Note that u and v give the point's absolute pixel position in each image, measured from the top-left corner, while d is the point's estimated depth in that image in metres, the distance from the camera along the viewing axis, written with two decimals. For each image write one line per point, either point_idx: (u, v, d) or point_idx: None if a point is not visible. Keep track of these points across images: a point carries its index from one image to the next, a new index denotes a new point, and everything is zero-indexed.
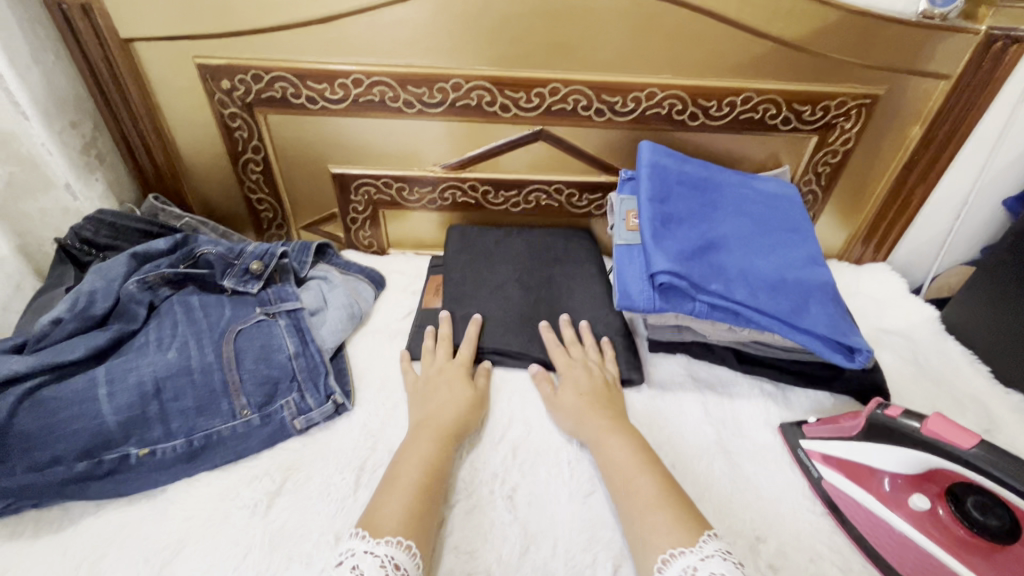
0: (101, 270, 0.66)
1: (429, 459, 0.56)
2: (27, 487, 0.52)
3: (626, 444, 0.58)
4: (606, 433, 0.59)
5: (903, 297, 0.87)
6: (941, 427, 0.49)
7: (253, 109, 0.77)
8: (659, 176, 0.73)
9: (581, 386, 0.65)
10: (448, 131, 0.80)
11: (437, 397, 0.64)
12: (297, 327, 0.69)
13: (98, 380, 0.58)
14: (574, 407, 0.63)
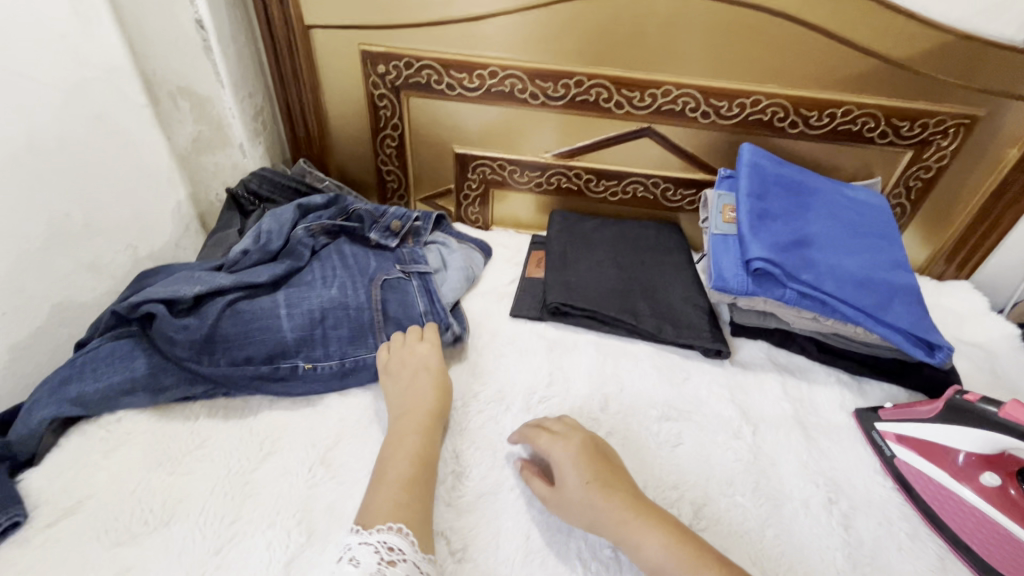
0: (276, 214, 0.80)
1: (416, 462, 0.58)
2: (228, 377, 0.66)
3: (658, 540, 0.51)
4: (637, 528, 0.52)
5: (985, 313, 0.90)
6: (1018, 413, 0.54)
7: (399, 91, 0.89)
8: (758, 175, 0.80)
9: (568, 481, 0.56)
10: (564, 122, 0.90)
11: (415, 390, 0.65)
12: (427, 289, 0.79)
13: (279, 302, 0.71)
14: (573, 503, 0.55)
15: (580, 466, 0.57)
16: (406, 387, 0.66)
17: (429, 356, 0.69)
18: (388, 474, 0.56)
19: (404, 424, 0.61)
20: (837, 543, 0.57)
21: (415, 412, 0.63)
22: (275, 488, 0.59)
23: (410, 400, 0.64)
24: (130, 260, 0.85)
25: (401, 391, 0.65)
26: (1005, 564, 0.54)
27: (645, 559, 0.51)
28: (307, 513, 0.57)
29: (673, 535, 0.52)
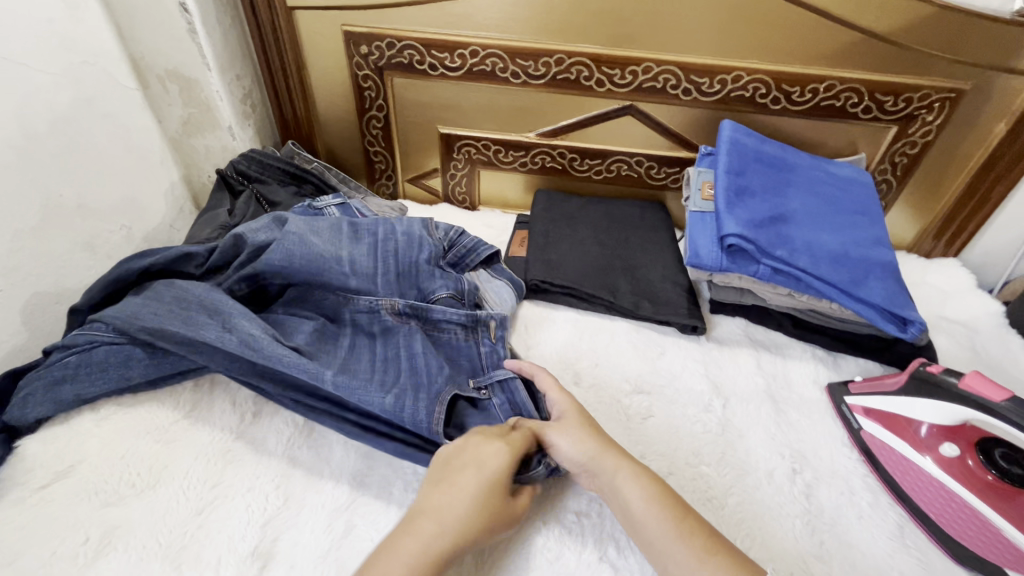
0: (309, 228, 0.71)
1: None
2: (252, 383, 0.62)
3: (645, 482, 0.52)
4: (617, 463, 0.54)
5: (971, 291, 0.89)
6: (979, 383, 0.54)
7: (383, 72, 0.90)
8: (737, 152, 0.80)
9: (568, 413, 0.59)
10: (546, 100, 0.90)
11: (447, 491, 0.50)
12: (512, 404, 0.63)
13: (327, 384, 0.59)
14: (570, 431, 0.57)
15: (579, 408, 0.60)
16: (446, 492, 0.50)
17: (489, 456, 0.53)
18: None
19: (413, 538, 0.47)
20: (798, 510, 0.58)
21: (436, 533, 0.47)
22: (256, 454, 0.62)
23: (430, 506, 0.50)
24: (125, 240, 0.87)
25: (435, 490, 0.51)
26: (962, 532, 0.55)
27: (627, 492, 0.52)
28: (285, 478, 0.59)
29: (659, 484, 0.53)
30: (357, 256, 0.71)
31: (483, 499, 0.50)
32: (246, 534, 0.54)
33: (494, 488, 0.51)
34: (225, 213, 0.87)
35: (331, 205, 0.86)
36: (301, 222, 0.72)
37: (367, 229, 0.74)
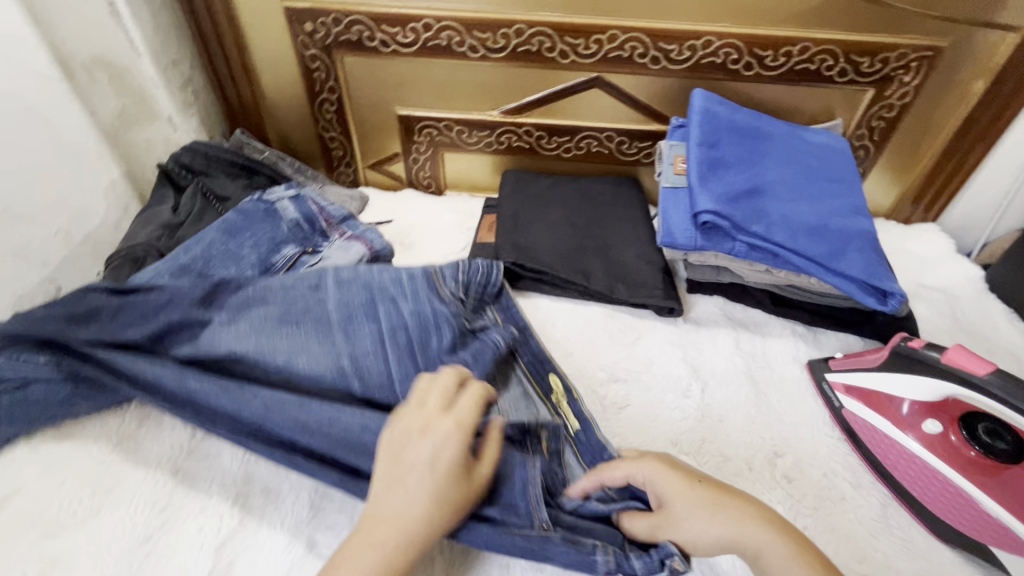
0: (293, 298, 0.60)
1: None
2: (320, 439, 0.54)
3: (803, 562, 0.43)
4: (777, 553, 0.44)
5: (950, 256, 0.87)
6: (960, 357, 0.53)
7: (331, 51, 0.84)
8: (709, 122, 0.76)
9: (677, 500, 0.47)
10: (508, 75, 0.85)
11: (400, 493, 0.45)
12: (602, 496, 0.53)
13: None
14: (696, 527, 0.46)
15: (683, 478, 0.48)
16: (399, 490, 0.45)
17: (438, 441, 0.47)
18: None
19: (376, 547, 0.43)
20: (780, 496, 0.56)
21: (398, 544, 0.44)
22: (210, 471, 0.58)
23: (387, 510, 0.45)
24: (63, 246, 0.81)
25: (389, 488, 0.46)
26: (946, 511, 0.53)
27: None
28: (241, 494, 0.56)
29: (813, 554, 0.44)
30: (349, 329, 0.59)
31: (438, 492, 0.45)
32: (199, 559, 0.51)
33: (452, 475, 0.46)
34: (167, 210, 0.83)
35: (284, 198, 0.79)
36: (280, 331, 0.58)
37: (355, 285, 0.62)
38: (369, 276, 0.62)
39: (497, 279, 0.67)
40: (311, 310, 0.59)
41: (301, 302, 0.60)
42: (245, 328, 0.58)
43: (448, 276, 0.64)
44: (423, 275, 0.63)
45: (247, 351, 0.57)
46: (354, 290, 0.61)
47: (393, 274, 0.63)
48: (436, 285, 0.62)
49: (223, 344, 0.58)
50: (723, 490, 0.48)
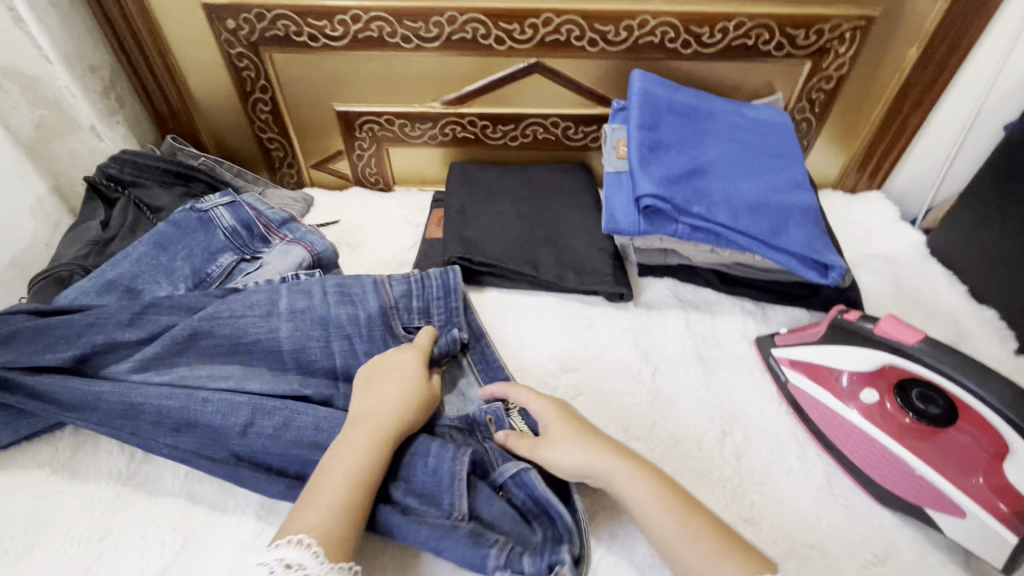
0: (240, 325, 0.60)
1: (368, 471, 0.48)
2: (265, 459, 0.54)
3: (648, 481, 0.49)
4: (626, 474, 0.50)
5: (894, 223, 0.89)
6: (892, 327, 0.54)
7: (258, 49, 0.81)
8: (649, 104, 0.75)
9: (552, 427, 0.54)
10: (446, 65, 0.82)
11: (365, 411, 0.53)
12: (535, 500, 0.53)
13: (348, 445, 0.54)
14: (557, 448, 0.53)
15: (564, 416, 0.55)
16: (377, 392, 0.55)
17: (404, 358, 0.59)
18: (325, 490, 0.46)
19: (357, 428, 0.51)
20: (728, 474, 0.57)
21: (378, 426, 0.52)
22: (150, 498, 0.56)
23: (367, 406, 0.54)
24: None
25: (370, 393, 0.55)
26: (886, 477, 0.55)
27: (632, 498, 0.49)
28: (184, 520, 0.54)
29: (662, 478, 0.50)
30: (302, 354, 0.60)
31: (414, 390, 0.56)
32: None
33: (418, 381, 0.57)
34: (98, 225, 0.78)
35: (219, 205, 0.75)
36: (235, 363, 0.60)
37: (306, 306, 0.62)
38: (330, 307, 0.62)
39: (453, 285, 0.67)
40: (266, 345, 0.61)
41: (252, 331, 0.60)
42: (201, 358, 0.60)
43: (405, 306, 0.65)
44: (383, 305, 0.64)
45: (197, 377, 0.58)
46: (306, 316, 0.61)
47: (350, 308, 0.63)
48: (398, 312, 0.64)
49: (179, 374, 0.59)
50: (596, 431, 0.54)
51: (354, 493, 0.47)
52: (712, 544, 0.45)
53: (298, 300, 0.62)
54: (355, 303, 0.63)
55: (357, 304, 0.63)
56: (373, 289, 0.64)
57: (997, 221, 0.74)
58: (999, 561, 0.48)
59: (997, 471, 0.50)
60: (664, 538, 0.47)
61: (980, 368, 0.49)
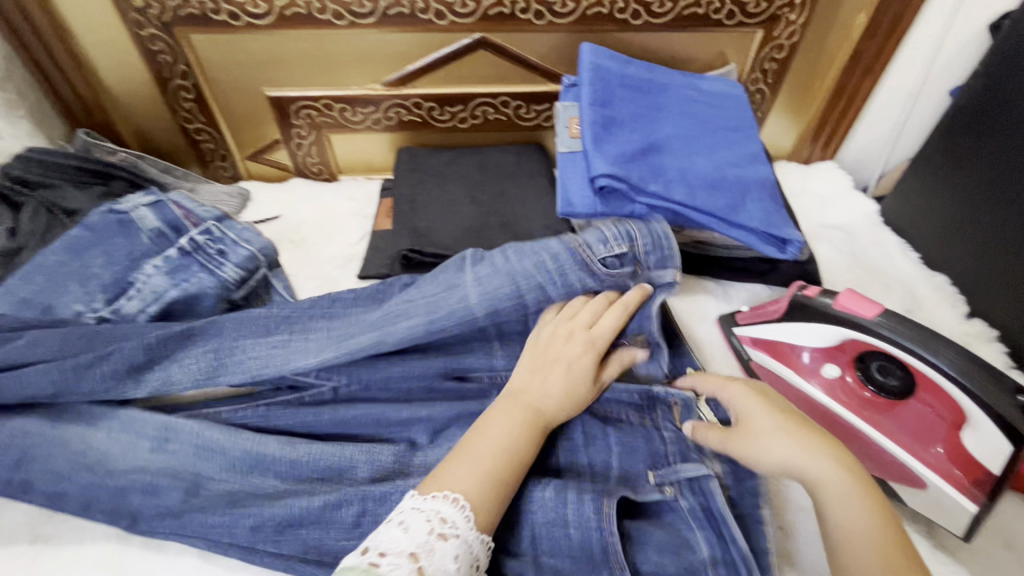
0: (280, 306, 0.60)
1: (517, 448, 0.48)
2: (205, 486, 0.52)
3: (867, 509, 0.41)
4: (844, 491, 0.42)
5: (848, 193, 0.89)
6: (850, 302, 0.53)
7: (173, 29, 0.73)
8: (601, 79, 0.72)
9: (758, 415, 0.48)
10: (384, 43, 0.77)
11: (544, 377, 0.53)
12: (708, 511, 0.50)
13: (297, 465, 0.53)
14: (767, 443, 0.46)
15: (769, 403, 0.49)
16: (541, 375, 0.54)
17: (574, 351, 0.54)
18: (475, 454, 0.47)
19: (514, 407, 0.51)
20: None
21: (535, 408, 0.52)
22: (72, 533, 0.51)
23: (530, 385, 0.53)
24: None
25: (531, 373, 0.54)
26: (852, 451, 0.55)
27: (840, 524, 0.42)
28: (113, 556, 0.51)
29: (884, 508, 0.41)
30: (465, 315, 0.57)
31: (577, 383, 0.54)
32: None
33: (587, 374, 0.54)
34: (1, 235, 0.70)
35: (141, 204, 0.67)
36: (276, 359, 0.57)
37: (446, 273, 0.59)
38: (510, 264, 0.58)
39: (660, 235, 0.60)
40: (347, 330, 0.58)
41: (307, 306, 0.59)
42: (215, 357, 0.57)
43: (596, 241, 0.58)
44: (506, 268, 0.57)
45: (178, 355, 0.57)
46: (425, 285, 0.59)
47: (535, 258, 0.58)
48: (504, 273, 0.57)
49: (196, 381, 0.57)
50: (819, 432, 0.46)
51: (501, 469, 0.47)
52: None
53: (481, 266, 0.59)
54: (538, 254, 0.58)
55: (542, 253, 0.58)
56: (559, 242, 0.59)
57: (950, 177, 0.74)
58: (958, 529, 0.48)
59: (955, 439, 0.50)
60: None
61: (939, 339, 0.49)
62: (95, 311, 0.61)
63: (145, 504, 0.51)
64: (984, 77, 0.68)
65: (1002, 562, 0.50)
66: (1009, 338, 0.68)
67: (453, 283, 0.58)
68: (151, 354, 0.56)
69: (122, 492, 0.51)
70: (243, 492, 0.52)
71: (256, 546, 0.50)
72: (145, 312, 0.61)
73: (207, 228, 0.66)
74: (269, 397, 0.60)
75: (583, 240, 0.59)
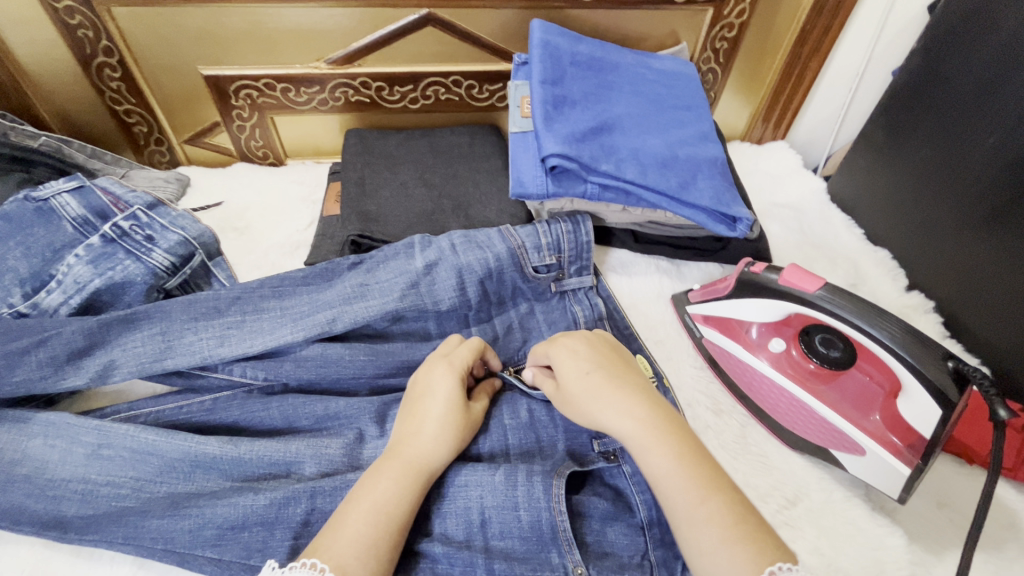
0: (229, 291, 0.58)
1: (397, 510, 0.44)
2: (141, 486, 0.50)
3: (666, 449, 0.43)
4: (649, 436, 0.44)
5: (797, 172, 0.90)
6: (795, 276, 0.54)
7: (91, 1, 0.68)
8: (551, 56, 0.71)
9: (575, 369, 0.50)
10: (327, 18, 0.73)
11: (416, 421, 0.50)
12: None
13: (245, 458, 0.51)
14: (587, 400, 0.48)
15: (585, 357, 0.51)
16: (415, 423, 0.50)
17: (439, 380, 0.52)
18: (350, 525, 0.42)
19: (392, 464, 0.46)
20: None
21: (413, 461, 0.47)
22: None
23: (403, 437, 0.49)
24: None
25: (405, 421, 0.50)
26: (795, 423, 0.56)
27: (648, 465, 0.43)
28: (41, 565, 0.47)
29: (683, 442, 0.44)
30: (419, 300, 0.60)
31: (452, 420, 0.50)
32: None
33: (456, 406, 0.51)
34: None
35: (61, 191, 0.62)
36: (230, 339, 0.55)
37: (395, 262, 0.62)
38: (456, 258, 0.62)
39: (584, 239, 0.66)
40: (304, 309, 0.58)
41: (260, 293, 0.59)
42: (163, 339, 0.54)
43: (532, 246, 0.65)
44: (453, 263, 0.62)
45: (110, 341, 0.53)
46: (380, 273, 0.61)
47: (479, 253, 0.63)
48: (451, 267, 0.62)
49: (142, 365, 0.53)
50: (628, 381, 0.48)
51: (380, 529, 0.42)
52: (724, 527, 0.39)
53: (429, 256, 0.63)
54: (482, 250, 0.64)
55: (485, 249, 0.64)
56: (498, 237, 0.65)
57: (892, 156, 0.75)
58: (894, 491, 0.50)
59: (891, 406, 0.52)
60: (670, 509, 0.42)
61: (878, 311, 0.49)
62: (11, 306, 0.57)
63: (76, 512, 0.48)
64: (922, 56, 0.70)
65: (934, 519, 0.52)
66: (946, 309, 0.71)
67: (405, 269, 0.61)
68: (91, 338, 0.53)
69: (56, 499, 0.48)
70: (183, 493, 0.50)
71: (195, 552, 0.46)
72: (68, 304, 0.58)
73: (133, 212, 0.61)
74: (210, 392, 0.57)
75: (515, 240, 0.65)
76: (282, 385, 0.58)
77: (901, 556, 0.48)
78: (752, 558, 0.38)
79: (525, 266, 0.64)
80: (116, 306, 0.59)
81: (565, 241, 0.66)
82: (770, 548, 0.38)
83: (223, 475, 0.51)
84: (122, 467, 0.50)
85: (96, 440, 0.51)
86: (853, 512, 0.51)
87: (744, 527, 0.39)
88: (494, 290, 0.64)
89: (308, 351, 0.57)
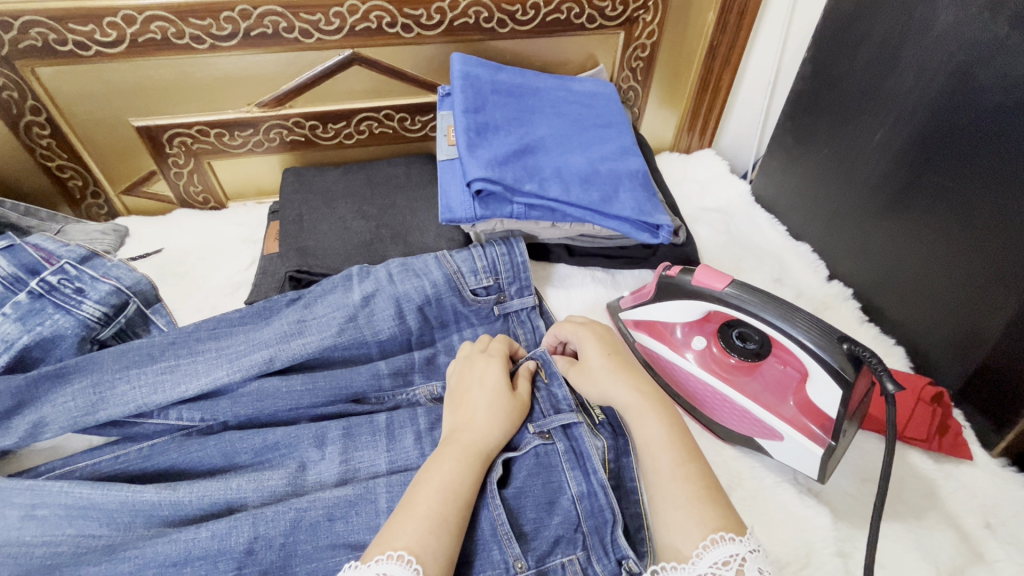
0: (160, 337, 0.59)
1: (463, 488, 0.46)
2: (76, 542, 0.49)
3: (660, 419, 0.49)
4: (647, 407, 0.50)
5: (723, 177, 0.95)
6: (706, 276, 0.57)
7: (14, 62, 0.69)
8: (472, 86, 0.74)
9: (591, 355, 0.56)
10: (253, 64, 0.75)
11: (465, 411, 0.53)
12: (576, 453, 0.54)
13: (183, 499, 0.51)
14: (601, 379, 0.54)
15: (600, 345, 0.56)
16: (466, 412, 0.53)
17: (486, 373, 0.56)
18: (417, 511, 0.44)
19: (451, 452, 0.49)
20: None
21: (471, 444, 0.50)
22: None
23: (459, 425, 0.52)
24: None
25: (455, 413, 0.54)
26: (720, 414, 0.59)
27: (643, 430, 0.49)
28: None
29: (676, 420, 0.49)
30: (359, 331, 0.62)
31: (501, 405, 0.54)
32: None
33: (502, 392, 0.55)
34: None
35: None
36: (164, 385, 0.55)
37: (333, 295, 0.64)
38: (393, 288, 0.64)
39: (520, 260, 0.68)
40: (239, 349, 0.59)
41: (195, 336, 0.59)
42: (94, 391, 0.54)
43: (468, 270, 0.67)
44: (390, 293, 0.64)
45: (39, 398, 0.54)
46: (317, 309, 0.62)
47: (417, 281, 0.65)
48: (389, 298, 0.63)
49: (74, 419, 0.53)
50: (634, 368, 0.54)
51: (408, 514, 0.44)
52: (697, 487, 0.44)
53: (367, 287, 0.64)
54: (419, 278, 0.65)
55: (422, 277, 0.65)
56: (434, 264, 0.67)
57: (799, 153, 0.81)
58: (813, 472, 0.53)
59: (802, 390, 0.55)
60: (655, 467, 0.46)
61: (782, 304, 0.52)
62: None
63: None
64: (813, 62, 0.75)
65: (859, 495, 0.55)
66: (863, 294, 0.74)
67: (343, 303, 0.63)
68: (18, 398, 0.53)
69: None
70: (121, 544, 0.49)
71: None
72: None
73: (61, 266, 0.61)
74: (147, 440, 0.57)
75: (449, 264, 0.67)
76: (222, 425, 0.58)
77: (828, 534, 0.51)
78: (717, 518, 0.42)
79: (461, 288, 0.66)
80: (48, 361, 0.59)
81: (503, 262, 0.68)
82: (721, 516, 0.42)
83: (164, 520, 0.51)
84: (59, 525, 0.49)
85: (29, 499, 0.50)
86: (782, 495, 0.54)
87: (707, 494, 0.44)
88: (437, 318, 0.66)
89: (245, 389, 0.58)
